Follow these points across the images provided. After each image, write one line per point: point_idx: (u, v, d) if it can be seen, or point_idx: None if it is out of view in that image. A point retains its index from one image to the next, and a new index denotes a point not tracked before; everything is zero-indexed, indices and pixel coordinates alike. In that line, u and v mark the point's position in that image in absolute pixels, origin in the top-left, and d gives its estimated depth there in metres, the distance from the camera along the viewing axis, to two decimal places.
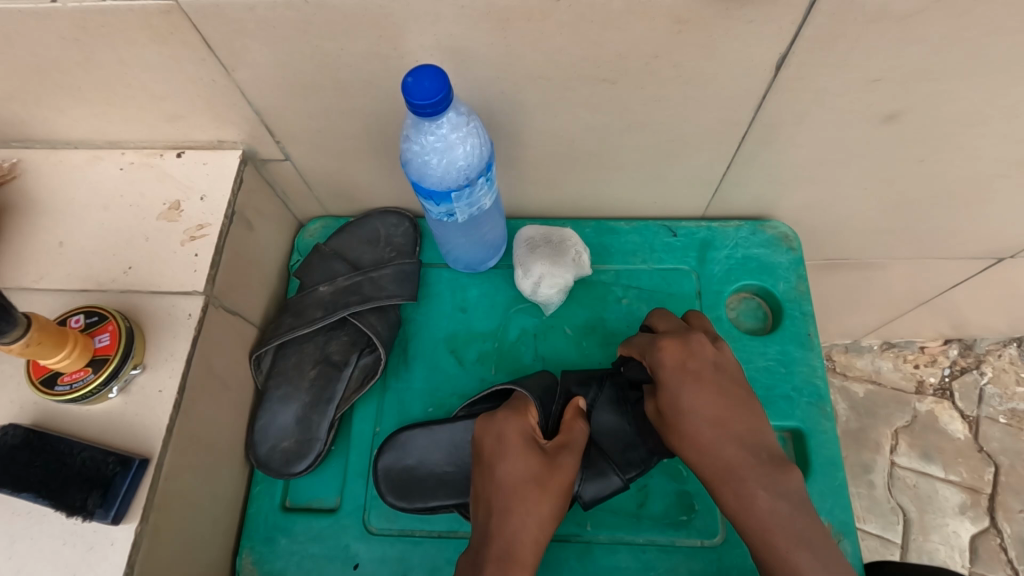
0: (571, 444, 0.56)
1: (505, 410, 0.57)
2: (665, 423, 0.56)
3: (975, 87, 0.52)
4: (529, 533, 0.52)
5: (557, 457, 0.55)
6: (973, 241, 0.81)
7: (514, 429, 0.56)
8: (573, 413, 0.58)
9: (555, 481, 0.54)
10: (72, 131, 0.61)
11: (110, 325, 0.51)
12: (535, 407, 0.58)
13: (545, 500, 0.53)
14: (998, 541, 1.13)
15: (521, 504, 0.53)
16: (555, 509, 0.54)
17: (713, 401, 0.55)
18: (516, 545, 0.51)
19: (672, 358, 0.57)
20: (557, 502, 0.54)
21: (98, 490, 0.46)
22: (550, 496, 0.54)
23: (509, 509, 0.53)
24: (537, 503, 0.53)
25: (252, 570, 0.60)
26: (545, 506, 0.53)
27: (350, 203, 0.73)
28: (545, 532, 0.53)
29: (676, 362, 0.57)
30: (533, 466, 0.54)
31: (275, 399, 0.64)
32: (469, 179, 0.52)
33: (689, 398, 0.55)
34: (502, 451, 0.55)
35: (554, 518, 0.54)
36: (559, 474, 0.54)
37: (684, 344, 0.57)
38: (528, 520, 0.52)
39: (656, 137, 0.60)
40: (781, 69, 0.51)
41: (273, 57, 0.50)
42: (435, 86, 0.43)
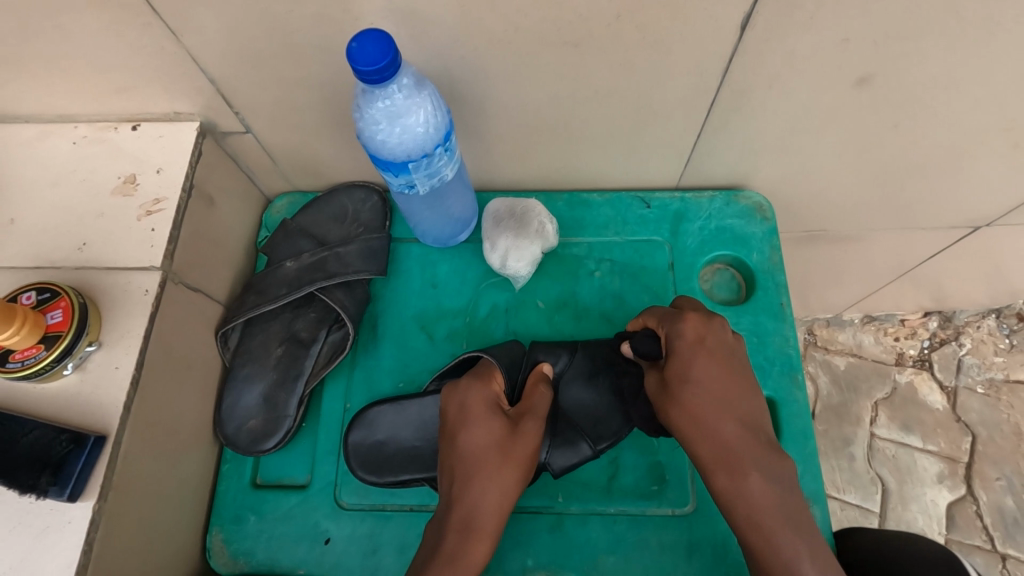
0: (534, 408, 0.55)
1: (469, 378, 0.56)
2: (667, 397, 0.55)
3: (947, 47, 0.51)
4: (494, 502, 0.52)
5: (519, 423, 0.55)
6: (950, 211, 0.81)
7: (478, 394, 0.55)
8: (539, 377, 0.58)
9: (519, 448, 0.54)
10: (19, 105, 0.58)
11: (63, 301, 0.49)
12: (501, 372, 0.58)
13: (509, 466, 0.53)
14: (974, 508, 1.15)
15: (482, 470, 0.52)
16: (519, 476, 0.53)
17: (725, 373, 0.55)
18: (479, 513, 0.51)
19: (692, 332, 0.56)
20: (521, 469, 0.53)
21: (51, 469, 0.45)
22: (513, 464, 0.53)
23: (471, 476, 0.52)
24: (501, 471, 0.53)
25: (222, 549, 0.59)
26: (509, 473, 0.53)
27: (316, 178, 0.71)
28: (509, 497, 0.53)
29: (694, 337, 0.55)
30: (496, 433, 0.54)
31: (242, 377, 0.63)
32: (426, 150, 0.50)
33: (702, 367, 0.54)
34: (467, 418, 0.55)
35: (519, 484, 0.53)
36: (523, 441, 0.54)
37: (706, 322, 0.56)
38: (490, 486, 0.52)
39: (625, 104, 0.58)
40: (747, 30, 0.49)
41: (221, 21, 0.48)
42: (379, 50, 0.41)
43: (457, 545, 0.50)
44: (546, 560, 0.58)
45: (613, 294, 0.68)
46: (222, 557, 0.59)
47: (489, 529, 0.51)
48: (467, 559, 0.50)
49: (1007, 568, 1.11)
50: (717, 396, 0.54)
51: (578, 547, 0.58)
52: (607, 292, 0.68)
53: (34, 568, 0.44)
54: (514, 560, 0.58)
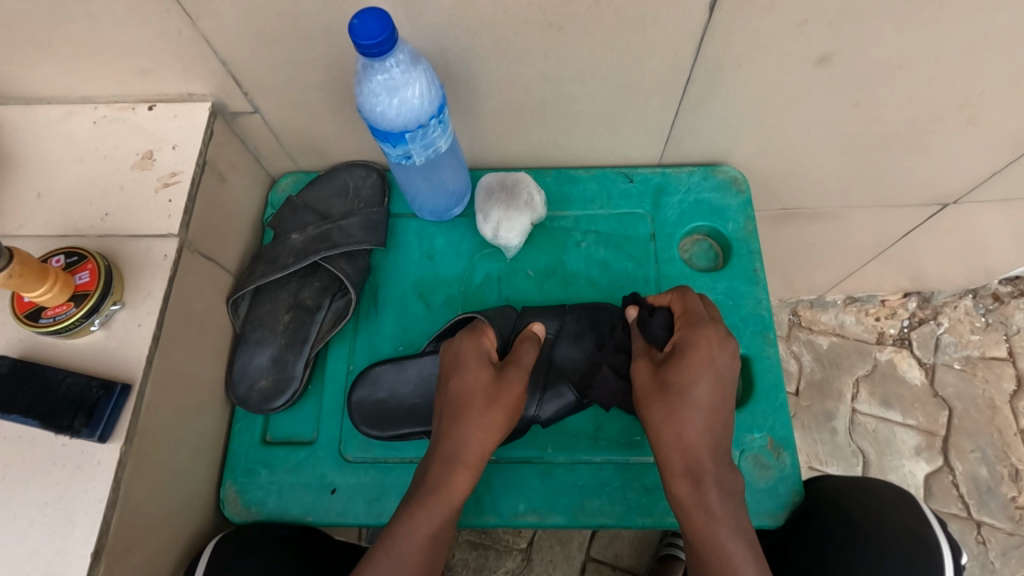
0: (522, 360, 0.59)
1: (464, 331, 0.61)
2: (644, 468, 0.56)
3: (898, 27, 0.56)
4: (478, 443, 0.57)
5: (506, 372, 0.59)
6: (918, 188, 0.86)
7: (470, 346, 0.60)
8: (529, 334, 0.62)
9: (503, 395, 0.58)
10: (44, 87, 0.63)
11: (90, 264, 0.54)
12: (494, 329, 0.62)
13: (491, 411, 0.57)
14: (950, 478, 1.20)
15: (467, 411, 0.57)
16: (502, 421, 0.58)
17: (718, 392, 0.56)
18: (462, 450, 0.56)
19: (659, 415, 0.56)
20: (504, 416, 0.58)
21: (84, 412, 0.49)
22: (498, 411, 0.58)
23: (456, 416, 0.57)
24: (484, 415, 0.57)
25: (235, 499, 0.64)
26: (493, 419, 0.57)
27: (320, 158, 0.76)
28: (490, 438, 0.57)
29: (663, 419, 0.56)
30: (484, 382, 0.58)
31: (252, 341, 0.67)
32: (422, 121, 0.55)
33: (705, 380, 0.56)
34: (458, 368, 0.59)
35: (503, 429, 0.58)
36: (508, 390, 0.58)
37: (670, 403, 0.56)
38: (473, 428, 0.57)
39: (607, 83, 0.63)
40: (715, 11, 0.54)
41: (234, 5, 0.53)
42: (378, 26, 0.46)
43: (439, 476, 0.55)
44: (537, 504, 0.62)
45: (599, 262, 0.72)
46: (235, 506, 0.64)
47: (470, 467, 0.56)
48: (446, 494, 0.55)
49: (981, 535, 1.16)
50: (706, 415, 0.56)
51: (566, 492, 0.63)
52: (593, 261, 0.72)
53: (68, 503, 0.49)
54: (506, 505, 0.62)
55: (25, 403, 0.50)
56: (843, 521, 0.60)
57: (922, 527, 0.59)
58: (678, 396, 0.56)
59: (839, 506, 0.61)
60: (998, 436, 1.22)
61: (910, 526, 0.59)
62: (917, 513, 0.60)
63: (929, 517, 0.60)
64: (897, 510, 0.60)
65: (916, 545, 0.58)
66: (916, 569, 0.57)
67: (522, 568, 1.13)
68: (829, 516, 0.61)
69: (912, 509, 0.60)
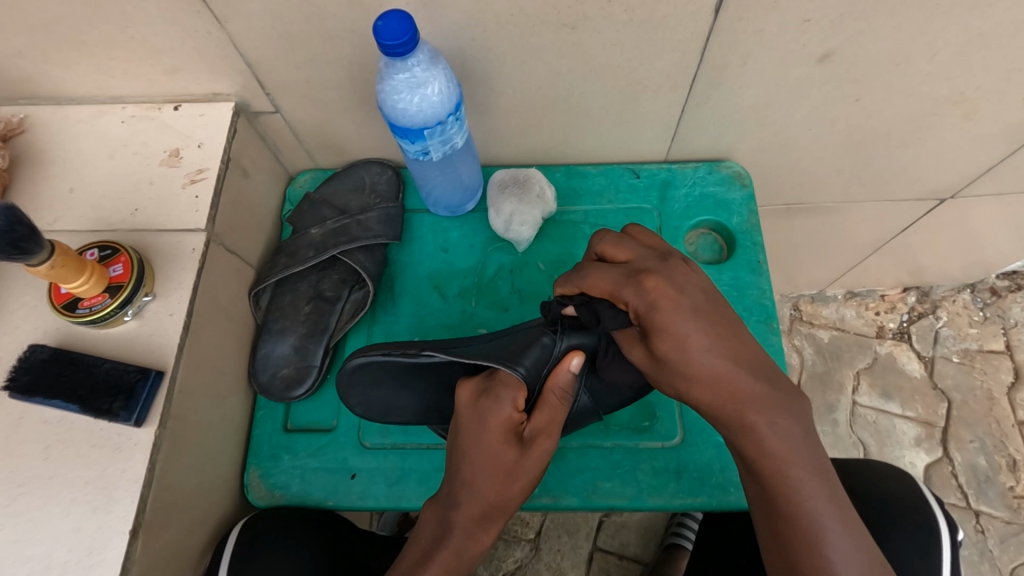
0: (549, 430, 0.56)
1: (496, 401, 0.55)
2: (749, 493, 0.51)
3: (895, 26, 0.58)
4: (504, 505, 0.57)
5: (532, 446, 0.55)
6: (916, 182, 0.88)
7: (498, 421, 0.54)
8: (561, 386, 0.56)
9: (526, 470, 0.56)
10: (75, 87, 0.65)
11: (123, 257, 0.56)
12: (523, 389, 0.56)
13: (512, 485, 0.56)
14: (949, 468, 1.22)
15: (491, 488, 0.56)
16: (528, 484, 0.57)
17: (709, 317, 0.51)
18: (486, 517, 0.57)
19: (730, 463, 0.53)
20: (531, 480, 0.57)
21: (122, 395, 0.52)
22: (523, 482, 0.56)
23: (477, 490, 0.56)
24: (508, 490, 0.56)
25: (259, 483, 0.66)
26: (519, 488, 0.56)
27: (337, 155, 0.78)
28: (513, 506, 0.58)
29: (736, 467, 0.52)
30: (512, 458, 0.55)
31: (274, 331, 0.69)
32: (441, 119, 0.57)
33: (699, 342, 0.50)
34: (484, 440, 0.55)
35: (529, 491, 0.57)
36: (530, 464, 0.56)
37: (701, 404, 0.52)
38: (496, 498, 0.56)
39: (617, 81, 0.65)
40: (721, 11, 0.56)
41: (262, 8, 0.55)
42: (402, 27, 0.48)
43: (463, 537, 0.57)
44: (551, 486, 0.65)
45: None
46: (260, 490, 0.66)
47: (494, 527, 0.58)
48: (472, 553, 0.57)
49: (980, 523, 1.18)
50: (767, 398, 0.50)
51: (578, 474, 0.65)
52: None
53: (108, 483, 0.51)
54: None
55: (66, 388, 0.53)
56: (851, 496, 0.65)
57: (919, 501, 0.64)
58: (685, 374, 0.50)
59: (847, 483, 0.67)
60: (996, 427, 1.25)
61: (910, 502, 0.64)
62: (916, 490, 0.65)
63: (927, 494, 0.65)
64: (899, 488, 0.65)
65: (915, 517, 0.63)
66: (920, 539, 0.61)
67: (531, 558, 1.15)
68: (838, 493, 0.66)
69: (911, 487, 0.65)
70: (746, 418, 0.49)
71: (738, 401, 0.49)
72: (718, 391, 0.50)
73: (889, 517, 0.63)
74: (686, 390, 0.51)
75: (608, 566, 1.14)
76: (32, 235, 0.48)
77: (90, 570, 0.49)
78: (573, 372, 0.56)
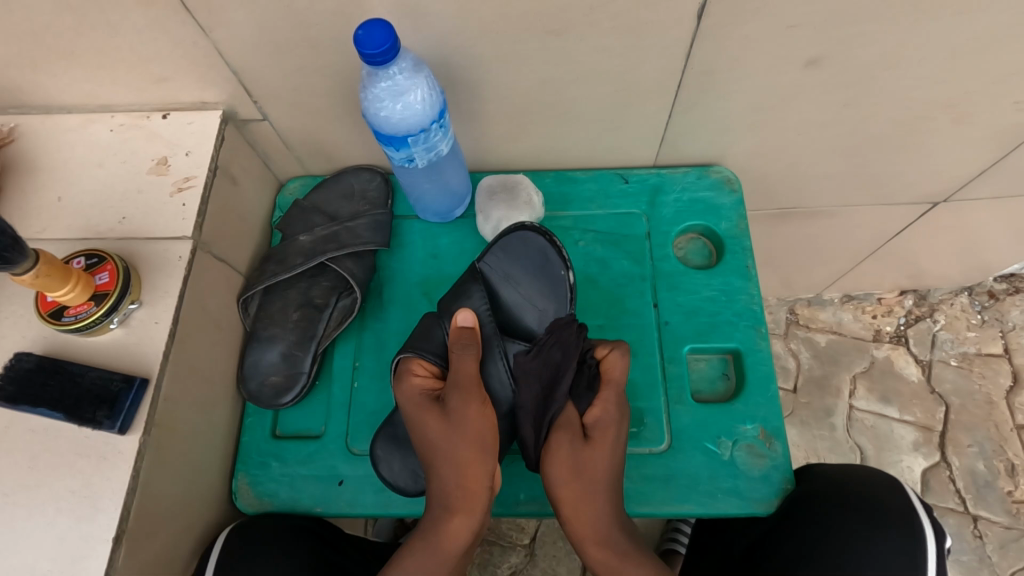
0: (459, 384, 0.59)
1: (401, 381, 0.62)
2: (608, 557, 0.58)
3: (881, 31, 0.58)
4: (463, 483, 0.57)
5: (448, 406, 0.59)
6: (909, 186, 0.88)
7: (407, 391, 0.61)
8: (455, 341, 0.61)
9: (464, 430, 0.58)
10: (65, 96, 0.66)
11: (109, 265, 0.56)
12: (422, 361, 0.63)
13: (462, 446, 0.58)
14: (948, 473, 1.21)
15: (440, 461, 0.58)
16: (475, 441, 0.58)
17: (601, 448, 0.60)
18: (452, 495, 0.57)
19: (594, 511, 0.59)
20: (473, 433, 0.58)
21: (105, 404, 0.52)
22: (467, 446, 0.58)
23: (433, 467, 0.58)
24: (459, 460, 0.57)
25: (247, 491, 0.66)
26: (468, 446, 0.58)
27: (326, 162, 0.78)
28: (480, 482, 0.58)
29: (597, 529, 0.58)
30: (436, 424, 0.58)
31: (263, 338, 0.69)
32: (424, 126, 0.57)
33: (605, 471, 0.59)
34: (409, 417, 0.60)
35: (485, 454, 0.58)
36: (460, 421, 0.58)
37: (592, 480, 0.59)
38: (451, 472, 0.57)
39: (603, 87, 0.65)
40: (703, 17, 0.56)
41: (247, 18, 0.56)
42: (382, 36, 0.49)
43: (438, 522, 0.57)
44: (539, 494, 0.65)
45: (598, 260, 0.75)
46: (248, 497, 0.66)
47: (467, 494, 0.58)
48: (449, 528, 0.57)
49: (978, 529, 1.17)
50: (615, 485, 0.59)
51: None
52: (592, 259, 0.75)
53: (92, 491, 0.51)
54: (511, 494, 0.65)
55: (51, 396, 0.53)
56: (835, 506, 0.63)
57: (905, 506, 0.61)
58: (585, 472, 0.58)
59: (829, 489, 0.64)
60: (995, 431, 1.24)
61: (898, 507, 0.61)
62: (900, 495, 0.63)
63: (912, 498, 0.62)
64: (885, 492, 0.63)
65: (902, 527, 0.60)
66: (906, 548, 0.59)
67: (526, 564, 1.15)
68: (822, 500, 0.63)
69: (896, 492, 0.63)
70: (609, 540, 0.58)
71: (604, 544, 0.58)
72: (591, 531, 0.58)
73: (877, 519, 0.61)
74: (558, 496, 0.59)
75: None
76: (14, 244, 0.49)
77: None
78: (464, 326, 0.62)
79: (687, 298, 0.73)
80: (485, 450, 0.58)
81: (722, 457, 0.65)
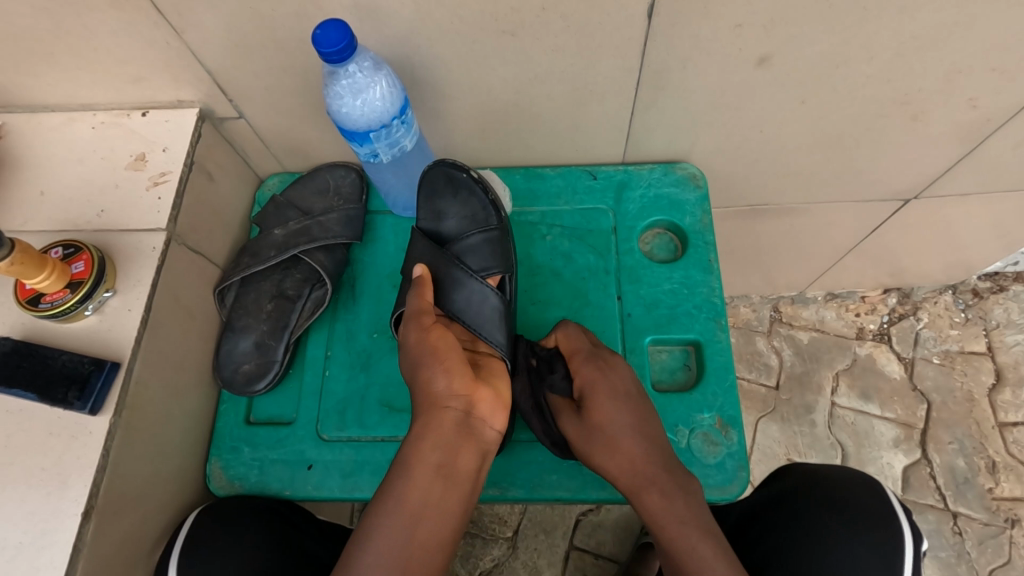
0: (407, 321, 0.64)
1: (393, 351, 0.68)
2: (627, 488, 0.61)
3: (826, 30, 0.60)
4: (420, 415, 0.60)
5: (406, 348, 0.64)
6: (876, 183, 0.89)
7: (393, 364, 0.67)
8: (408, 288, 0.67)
9: (416, 360, 0.62)
10: (47, 95, 0.69)
11: (85, 255, 0.59)
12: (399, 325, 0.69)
13: (418, 377, 0.61)
14: (928, 470, 1.22)
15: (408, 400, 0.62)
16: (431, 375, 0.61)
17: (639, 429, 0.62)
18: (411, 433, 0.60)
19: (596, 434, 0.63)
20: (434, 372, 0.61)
21: (77, 385, 0.55)
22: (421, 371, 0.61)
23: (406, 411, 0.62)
24: (419, 387, 0.61)
25: (220, 474, 0.69)
26: (421, 370, 0.61)
27: (303, 160, 0.81)
28: (438, 400, 0.60)
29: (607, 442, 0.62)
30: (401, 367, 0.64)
31: (237, 328, 0.72)
32: (385, 122, 0.60)
33: (619, 413, 0.63)
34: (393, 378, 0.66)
35: (433, 375, 0.60)
36: (410, 349, 0.62)
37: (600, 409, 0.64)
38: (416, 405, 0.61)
39: (563, 85, 0.68)
40: (653, 18, 0.58)
41: (215, 19, 0.58)
42: (338, 35, 0.51)
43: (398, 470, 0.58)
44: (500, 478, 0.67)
45: (563, 254, 0.77)
46: (220, 480, 0.68)
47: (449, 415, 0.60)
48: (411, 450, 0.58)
49: (957, 525, 1.18)
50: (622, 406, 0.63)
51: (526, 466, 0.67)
52: (558, 253, 0.77)
53: (63, 468, 0.54)
54: None
55: (26, 378, 0.55)
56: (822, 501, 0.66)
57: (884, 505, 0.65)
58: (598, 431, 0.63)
59: (818, 486, 0.67)
60: (976, 428, 1.24)
61: (870, 498, 0.66)
62: (878, 492, 0.66)
63: (889, 496, 0.66)
64: (857, 485, 0.67)
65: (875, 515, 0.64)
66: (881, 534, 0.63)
67: (508, 557, 1.16)
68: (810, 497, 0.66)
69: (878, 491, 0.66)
70: (618, 441, 0.62)
71: (637, 472, 0.61)
72: (614, 449, 0.61)
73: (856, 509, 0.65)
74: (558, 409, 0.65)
75: (583, 565, 1.15)
76: None
77: (42, 551, 0.51)
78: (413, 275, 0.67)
79: (649, 291, 0.75)
80: (433, 370, 0.60)
81: (678, 445, 0.67)
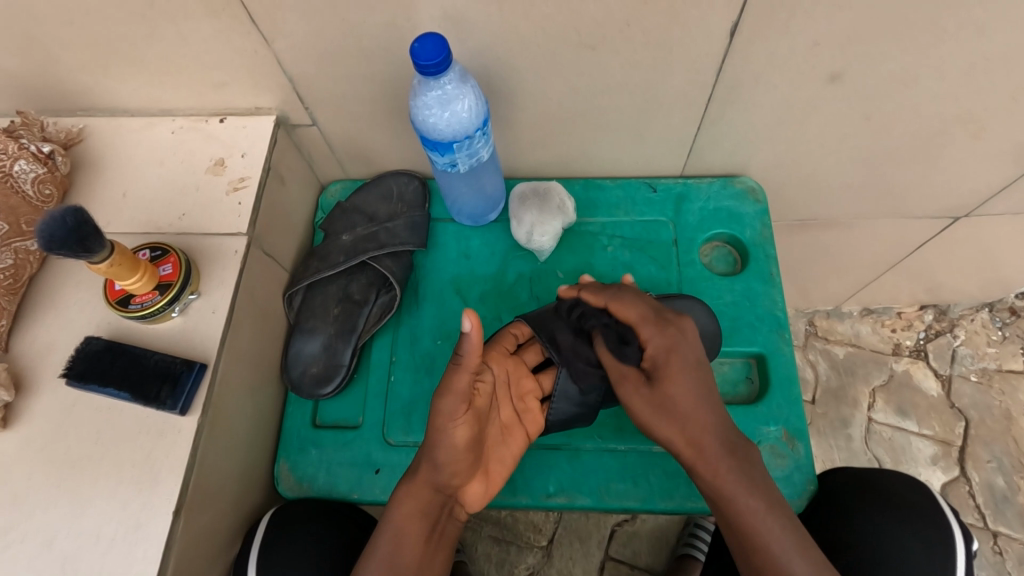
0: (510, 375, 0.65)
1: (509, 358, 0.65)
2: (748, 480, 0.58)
3: (902, 49, 0.61)
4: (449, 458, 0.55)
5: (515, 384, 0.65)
6: (929, 200, 0.90)
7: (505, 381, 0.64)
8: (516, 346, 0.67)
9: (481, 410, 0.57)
10: (130, 99, 0.71)
11: (172, 258, 0.60)
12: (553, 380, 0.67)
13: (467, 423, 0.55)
14: (967, 488, 1.21)
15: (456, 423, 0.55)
16: (435, 483, 0.56)
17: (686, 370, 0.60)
18: (438, 459, 0.55)
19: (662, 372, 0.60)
20: (436, 470, 0.56)
21: (168, 384, 0.56)
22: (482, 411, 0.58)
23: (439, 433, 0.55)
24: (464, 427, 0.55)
25: (287, 474, 0.70)
26: (470, 418, 0.55)
27: (367, 166, 0.82)
28: (466, 453, 0.56)
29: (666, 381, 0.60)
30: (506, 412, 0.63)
31: (305, 331, 0.73)
32: (469, 133, 0.61)
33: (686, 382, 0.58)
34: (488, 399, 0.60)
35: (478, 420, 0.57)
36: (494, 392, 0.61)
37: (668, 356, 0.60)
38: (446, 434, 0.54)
39: (635, 99, 0.69)
40: (733, 34, 0.59)
41: (306, 28, 0.60)
42: (436, 47, 0.52)
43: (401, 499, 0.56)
44: (566, 485, 0.68)
45: (624, 265, 0.78)
46: (288, 481, 0.69)
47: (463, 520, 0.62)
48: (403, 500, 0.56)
49: (997, 544, 1.17)
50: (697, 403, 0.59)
51: (592, 474, 0.68)
52: (618, 263, 0.78)
53: (152, 465, 0.55)
54: (539, 485, 0.68)
55: (119, 377, 0.57)
56: (868, 501, 0.65)
57: (923, 493, 0.66)
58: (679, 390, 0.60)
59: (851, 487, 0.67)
60: (1014, 447, 1.24)
61: (902, 485, 0.67)
62: (915, 485, 0.67)
63: (923, 489, 0.67)
64: (887, 478, 0.68)
65: (917, 502, 0.65)
66: (930, 518, 0.64)
67: (542, 565, 1.16)
68: (855, 501, 0.66)
69: (909, 480, 0.68)
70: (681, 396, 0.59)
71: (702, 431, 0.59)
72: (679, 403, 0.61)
73: (897, 498, 0.65)
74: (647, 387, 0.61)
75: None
76: (95, 235, 0.52)
77: (135, 547, 0.52)
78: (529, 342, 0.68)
79: (710, 302, 0.76)
80: (479, 419, 0.57)
81: None
